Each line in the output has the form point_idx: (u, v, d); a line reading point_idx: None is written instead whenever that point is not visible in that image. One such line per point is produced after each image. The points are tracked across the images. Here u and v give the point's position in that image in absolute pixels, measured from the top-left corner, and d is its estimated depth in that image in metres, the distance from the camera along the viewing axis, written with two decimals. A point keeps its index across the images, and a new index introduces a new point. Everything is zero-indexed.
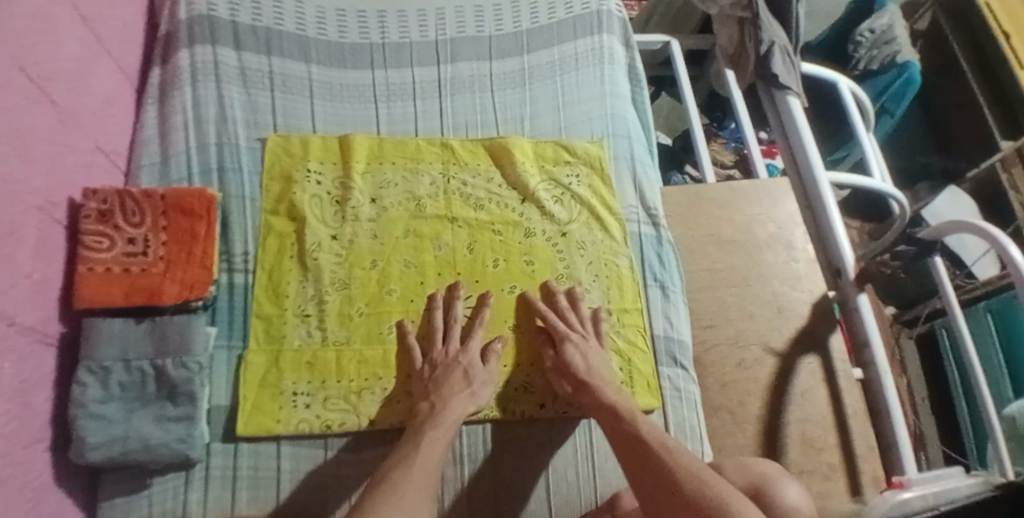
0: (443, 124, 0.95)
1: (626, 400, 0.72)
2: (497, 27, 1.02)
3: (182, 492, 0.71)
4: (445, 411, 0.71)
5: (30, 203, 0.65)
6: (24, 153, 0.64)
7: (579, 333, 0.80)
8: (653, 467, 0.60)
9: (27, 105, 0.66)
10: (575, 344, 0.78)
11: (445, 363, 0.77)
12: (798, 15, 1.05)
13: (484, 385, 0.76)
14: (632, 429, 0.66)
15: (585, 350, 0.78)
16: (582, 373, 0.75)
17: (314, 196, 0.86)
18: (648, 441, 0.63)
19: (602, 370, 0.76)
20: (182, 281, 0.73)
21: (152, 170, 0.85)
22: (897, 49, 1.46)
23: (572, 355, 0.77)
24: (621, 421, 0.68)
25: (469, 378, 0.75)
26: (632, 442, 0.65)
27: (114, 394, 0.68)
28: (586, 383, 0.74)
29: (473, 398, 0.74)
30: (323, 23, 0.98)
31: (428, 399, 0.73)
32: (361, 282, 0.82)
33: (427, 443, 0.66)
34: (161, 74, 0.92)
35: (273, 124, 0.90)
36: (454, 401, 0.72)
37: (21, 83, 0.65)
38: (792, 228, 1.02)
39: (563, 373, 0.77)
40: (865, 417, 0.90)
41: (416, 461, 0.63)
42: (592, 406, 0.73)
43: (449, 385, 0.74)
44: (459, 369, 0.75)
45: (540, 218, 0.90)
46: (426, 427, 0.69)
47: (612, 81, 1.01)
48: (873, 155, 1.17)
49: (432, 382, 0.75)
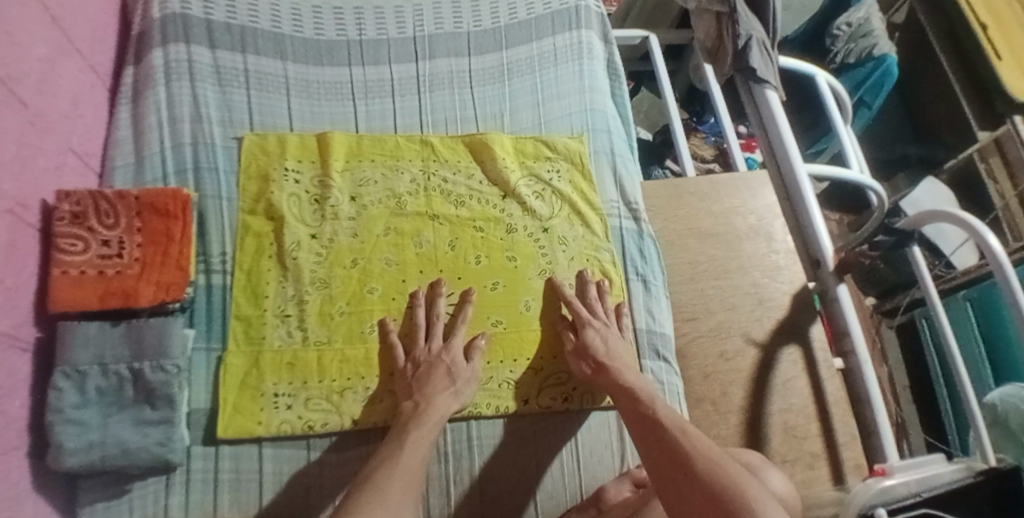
0: (422, 121, 0.95)
1: (644, 383, 0.74)
2: (476, 23, 1.01)
3: (163, 496, 0.70)
4: (429, 409, 0.71)
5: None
6: None
7: (601, 320, 0.81)
8: (667, 448, 0.62)
9: None
10: (597, 329, 0.79)
11: (428, 360, 0.76)
12: (775, 8, 1.06)
13: (467, 383, 0.76)
14: (648, 410, 0.68)
15: (607, 334, 0.79)
16: (602, 355, 0.77)
17: (292, 195, 0.85)
18: (663, 423, 0.65)
19: (621, 353, 0.78)
20: (158, 282, 0.72)
21: (126, 171, 0.84)
22: (874, 42, 1.48)
23: (592, 338, 0.78)
24: (638, 401, 0.70)
25: (453, 376, 0.75)
26: (648, 423, 0.67)
27: (91, 399, 0.67)
28: (606, 364, 0.75)
29: (456, 396, 0.74)
30: (299, 20, 0.97)
31: (411, 399, 0.73)
32: (341, 280, 0.81)
33: (411, 443, 0.66)
34: (134, 73, 0.90)
35: (250, 123, 0.89)
36: (438, 399, 0.72)
37: None
38: (771, 220, 1.04)
39: (583, 355, 0.78)
40: (846, 406, 0.91)
41: (399, 461, 0.63)
42: (609, 386, 0.74)
43: (432, 384, 0.74)
44: (442, 367, 0.75)
45: (522, 213, 0.89)
46: (409, 426, 0.69)
47: (592, 76, 1.01)
48: (851, 147, 1.19)
49: (415, 381, 0.75)
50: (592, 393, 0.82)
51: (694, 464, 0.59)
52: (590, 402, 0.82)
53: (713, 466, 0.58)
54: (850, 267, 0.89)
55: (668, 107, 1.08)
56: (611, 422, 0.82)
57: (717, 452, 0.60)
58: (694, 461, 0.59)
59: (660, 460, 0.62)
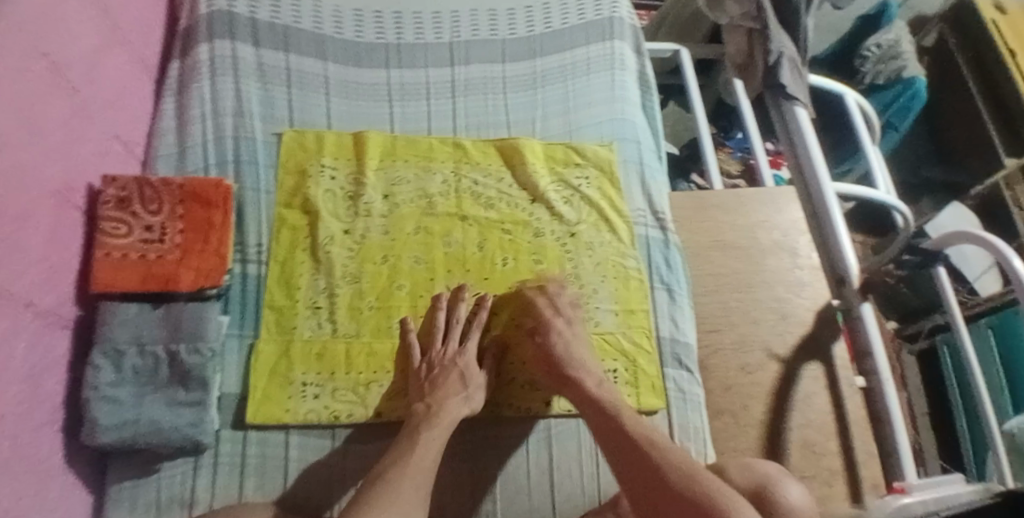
0: (456, 124, 0.97)
1: (611, 391, 0.71)
2: (511, 31, 1.04)
3: (191, 477, 0.72)
4: (442, 412, 0.70)
5: (45, 187, 0.67)
6: (40, 136, 0.66)
7: (563, 320, 0.78)
8: (640, 466, 0.60)
9: (46, 91, 0.68)
10: (559, 332, 0.77)
11: (442, 363, 0.76)
12: (805, 27, 1.06)
13: (478, 390, 0.76)
14: (616, 422, 0.66)
15: (568, 337, 0.77)
16: (564, 363, 0.74)
17: (327, 191, 0.87)
18: (636, 440, 0.63)
19: (583, 358, 0.75)
20: (197, 268, 0.74)
21: (168, 160, 0.86)
22: (904, 64, 1.49)
23: (554, 343, 0.76)
24: (605, 414, 0.68)
25: (465, 381, 0.75)
26: (615, 433, 0.65)
27: (127, 377, 0.70)
28: (569, 373, 0.73)
29: (467, 401, 0.74)
30: (340, 22, 1.00)
31: (423, 401, 0.73)
32: (371, 276, 0.83)
33: (423, 445, 0.66)
34: (180, 67, 0.94)
35: (290, 120, 0.92)
36: (451, 403, 0.72)
37: (41, 69, 0.67)
38: (795, 236, 1.04)
39: (547, 363, 0.76)
40: (866, 425, 0.91)
41: (412, 459, 0.63)
42: (575, 399, 0.72)
43: (444, 387, 0.73)
44: (456, 371, 0.75)
45: (550, 219, 0.91)
46: (421, 427, 0.69)
47: (623, 86, 1.02)
48: (878, 168, 1.19)
49: (428, 383, 0.74)
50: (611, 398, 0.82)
51: (671, 481, 0.58)
52: None
53: (691, 482, 0.58)
54: (875, 286, 0.90)
55: (697, 120, 1.08)
56: None
57: (691, 463, 0.60)
58: (669, 473, 0.59)
59: (634, 479, 0.61)
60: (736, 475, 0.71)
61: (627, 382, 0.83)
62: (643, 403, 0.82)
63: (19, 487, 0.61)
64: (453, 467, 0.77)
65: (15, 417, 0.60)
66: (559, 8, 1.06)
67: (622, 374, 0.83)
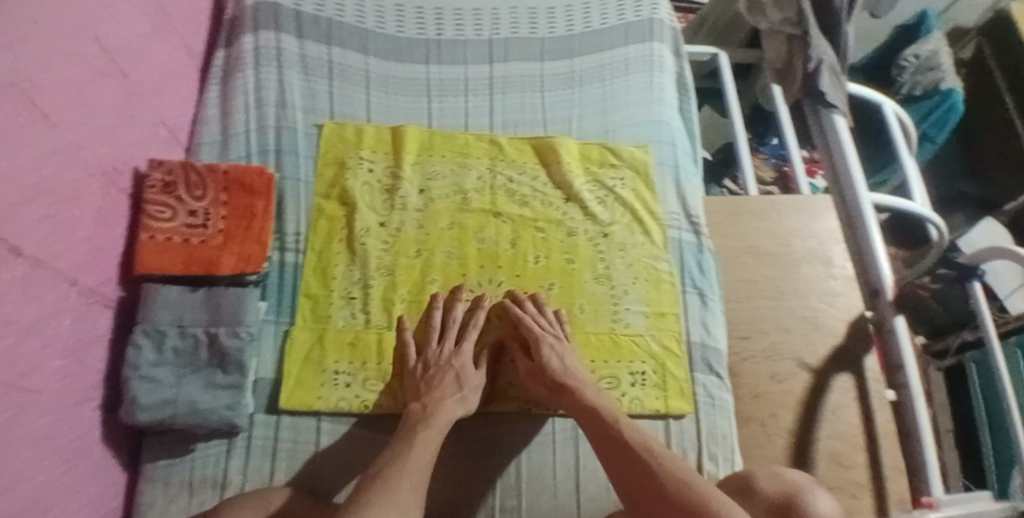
0: (492, 121, 0.98)
1: (604, 398, 0.74)
2: (550, 30, 1.04)
3: (224, 458, 0.74)
4: (437, 413, 0.71)
5: (93, 169, 0.69)
6: (90, 119, 0.68)
7: (552, 334, 0.79)
8: (636, 473, 0.64)
9: (98, 75, 0.69)
10: (551, 345, 0.78)
11: (438, 364, 0.77)
12: (847, 35, 1.05)
13: (474, 391, 0.76)
14: (612, 429, 0.69)
15: (560, 351, 0.78)
16: (559, 374, 0.75)
17: (365, 183, 0.88)
18: (630, 445, 0.66)
19: (579, 371, 0.77)
20: (238, 254, 0.76)
21: (212, 147, 0.88)
22: (942, 76, 1.46)
23: (549, 357, 0.77)
24: (601, 421, 0.70)
25: (460, 382, 0.76)
26: (612, 441, 0.68)
27: (166, 358, 0.71)
28: (565, 385, 0.75)
29: (462, 402, 0.74)
30: (382, 16, 1.01)
31: (419, 401, 0.73)
32: (405, 269, 0.84)
33: (419, 444, 0.67)
34: (225, 56, 0.96)
35: (330, 112, 0.93)
36: (446, 404, 0.73)
37: (93, 53, 0.69)
38: (830, 245, 1.03)
39: (540, 378, 0.77)
40: (896, 440, 0.89)
41: (409, 461, 0.64)
42: (570, 408, 0.74)
43: (440, 389, 0.74)
44: (451, 373, 0.76)
45: (583, 218, 0.91)
46: (418, 427, 0.69)
47: (661, 88, 1.02)
48: (915, 179, 1.16)
49: (424, 384, 0.75)
50: (641, 400, 0.82)
51: (665, 483, 0.62)
52: (638, 409, 0.81)
53: (684, 486, 0.60)
54: (908, 299, 0.88)
55: (733, 126, 1.08)
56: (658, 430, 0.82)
57: (685, 469, 0.63)
58: (663, 479, 0.62)
59: (629, 482, 0.64)
60: (768, 485, 0.70)
61: (656, 386, 0.83)
62: (672, 407, 0.82)
63: (56, 460, 0.62)
64: (483, 463, 0.78)
65: (56, 393, 0.62)
66: (599, 8, 1.06)
67: (651, 376, 0.83)
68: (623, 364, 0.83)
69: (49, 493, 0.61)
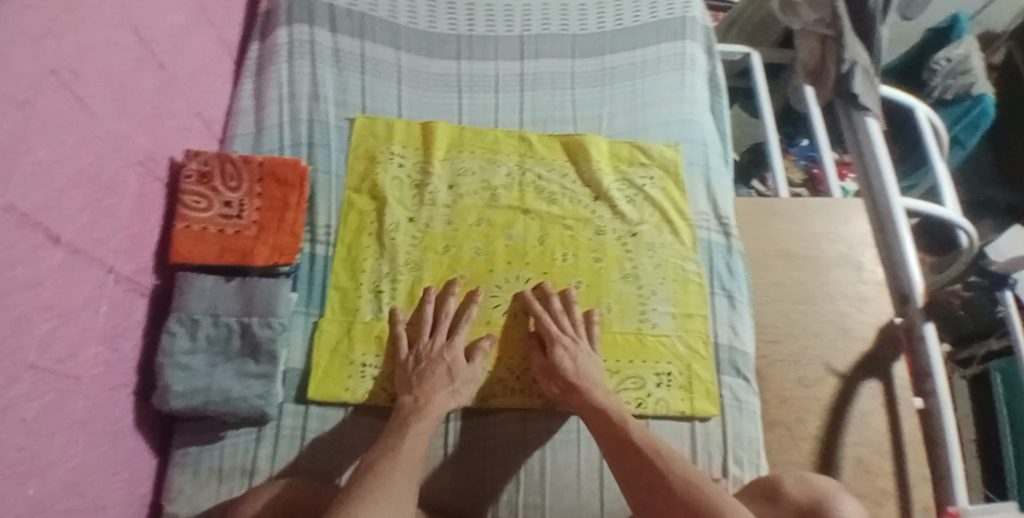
0: (522, 118, 0.98)
1: (614, 400, 0.74)
2: (582, 27, 1.04)
3: (253, 447, 0.75)
4: (429, 405, 0.71)
5: (131, 158, 0.69)
6: (129, 109, 0.69)
7: (570, 336, 0.79)
8: (644, 473, 0.64)
9: (136, 65, 0.70)
10: (565, 347, 0.78)
11: (429, 357, 0.76)
12: (882, 37, 1.03)
13: (467, 384, 0.76)
14: (620, 430, 0.69)
15: (575, 352, 0.78)
16: (571, 375, 0.75)
17: (395, 178, 0.89)
18: (638, 446, 0.66)
19: (592, 372, 0.77)
20: (272, 245, 0.77)
21: (246, 139, 0.90)
22: (974, 80, 1.42)
23: (562, 358, 0.77)
24: (610, 422, 0.71)
25: (452, 375, 0.75)
26: (622, 443, 0.68)
27: (200, 346, 0.72)
28: (574, 385, 0.75)
29: (453, 395, 0.74)
30: (414, 12, 1.01)
31: (411, 394, 0.73)
32: (432, 264, 0.84)
33: (411, 437, 0.67)
34: (259, 49, 0.97)
35: (361, 106, 0.94)
36: (437, 397, 0.72)
37: (132, 43, 0.69)
38: (861, 250, 1.01)
39: (552, 376, 0.77)
40: (923, 448, 0.87)
41: (401, 452, 0.64)
42: (580, 409, 0.74)
43: (431, 381, 0.74)
44: (443, 366, 0.75)
45: (611, 217, 0.90)
46: (410, 420, 0.69)
47: (692, 87, 1.01)
48: (946, 184, 1.13)
49: (416, 376, 0.75)
50: (667, 401, 0.81)
51: (671, 483, 0.61)
52: (663, 410, 0.81)
53: (691, 486, 0.60)
54: (940, 307, 0.86)
55: (764, 126, 1.08)
56: (685, 431, 0.81)
57: (690, 468, 0.63)
58: (669, 479, 0.62)
59: (636, 480, 0.64)
60: (796, 490, 0.68)
61: (682, 387, 0.82)
62: (697, 409, 0.81)
63: (91, 445, 0.63)
64: (507, 459, 0.77)
65: (92, 378, 0.63)
66: (631, 5, 1.06)
67: (677, 378, 0.82)
68: (648, 365, 0.83)
69: (84, 475, 0.62)
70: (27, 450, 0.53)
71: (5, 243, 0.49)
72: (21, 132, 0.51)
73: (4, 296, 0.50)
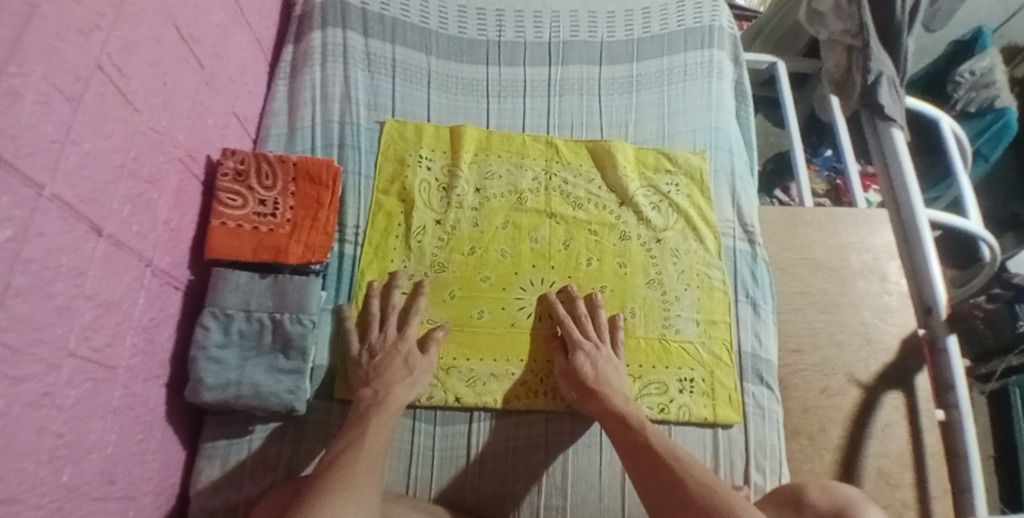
0: (549, 122, 0.99)
1: (632, 407, 0.75)
2: (609, 34, 1.05)
3: (282, 441, 0.76)
4: (389, 397, 0.72)
5: (171, 155, 0.71)
6: (170, 106, 0.70)
7: (593, 341, 0.80)
8: (663, 477, 0.65)
9: (178, 63, 0.72)
10: (586, 353, 0.79)
11: (384, 350, 0.77)
12: (908, 50, 1.02)
13: (424, 374, 0.77)
14: (639, 437, 0.70)
15: (597, 359, 0.78)
16: (591, 380, 0.76)
17: (423, 181, 0.91)
18: (657, 451, 0.67)
19: (611, 379, 0.77)
20: (305, 243, 0.78)
21: (279, 139, 0.92)
22: (998, 93, 1.41)
23: (582, 363, 0.78)
24: (629, 429, 0.71)
25: (409, 366, 0.76)
26: (641, 450, 0.68)
27: (233, 340, 0.74)
28: (595, 390, 0.75)
29: (411, 386, 0.75)
30: (445, 18, 1.04)
31: (369, 387, 0.73)
32: (458, 265, 0.86)
33: (373, 428, 0.68)
34: (293, 51, 1.00)
35: (392, 109, 0.96)
36: (396, 388, 0.73)
37: (174, 41, 0.71)
38: (887, 261, 1.01)
39: (571, 379, 0.78)
40: (944, 461, 0.87)
41: (365, 443, 0.66)
42: (598, 413, 0.74)
43: (389, 373, 0.75)
44: (399, 357, 0.76)
45: (637, 222, 0.91)
46: (369, 412, 0.70)
47: (719, 94, 1.01)
48: (969, 195, 1.11)
49: (372, 370, 0.75)
50: (689, 407, 0.81)
51: (689, 489, 0.62)
52: (686, 416, 0.81)
53: (708, 491, 0.61)
54: (963, 319, 0.85)
55: (789, 135, 1.08)
56: (707, 438, 0.81)
57: (708, 475, 0.64)
58: (687, 484, 0.62)
59: (651, 483, 0.65)
60: (819, 497, 0.68)
61: (704, 394, 0.82)
62: (720, 416, 0.81)
63: (126, 435, 0.65)
64: (528, 460, 0.78)
65: (129, 368, 0.65)
66: (659, 13, 1.07)
67: (699, 384, 0.83)
68: (671, 370, 0.83)
69: (118, 463, 0.64)
70: (65, 436, 0.55)
71: (50, 232, 0.51)
72: (68, 125, 0.53)
73: (47, 285, 0.52)
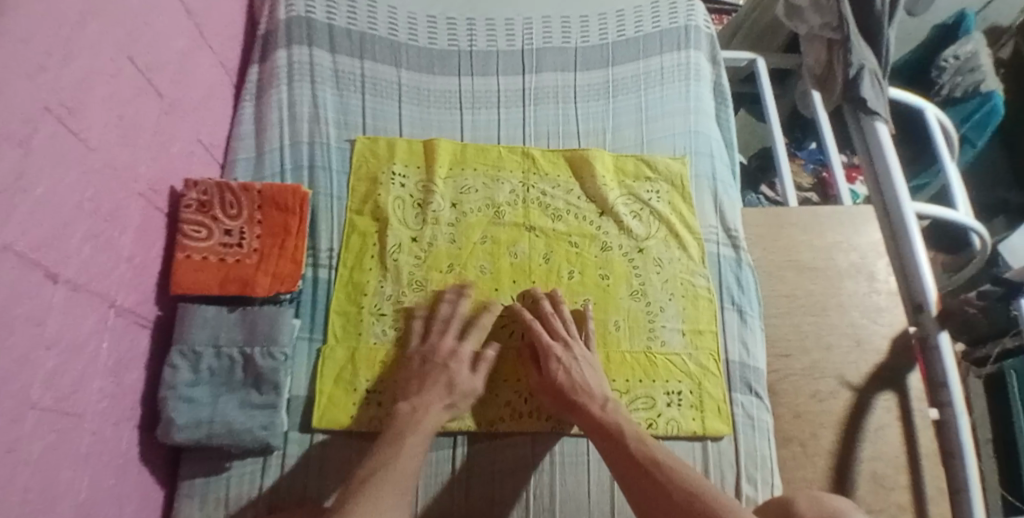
0: (525, 133, 0.97)
1: (614, 412, 0.72)
2: (583, 39, 1.03)
3: (258, 476, 0.73)
4: (423, 418, 0.71)
5: (132, 190, 0.68)
6: (129, 140, 0.67)
7: (561, 343, 0.77)
8: (651, 490, 0.64)
9: (136, 93, 0.69)
10: (559, 361, 0.76)
11: (435, 362, 0.76)
12: (889, 40, 1.00)
13: (466, 396, 0.75)
14: (620, 443, 0.69)
15: (573, 365, 0.76)
16: (568, 390, 0.74)
17: (397, 198, 0.88)
18: (639, 460, 0.66)
19: (589, 383, 0.75)
20: (273, 273, 0.76)
21: (247, 164, 0.89)
22: (982, 78, 1.37)
23: (556, 371, 0.75)
24: (612, 437, 0.69)
25: (451, 386, 0.74)
26: (629, 460, 0.67)
27: (203, 377, 0.72)
28: (574, 402, 0.73)
29: (448, 408, 0.73)
30: (414, 29, 1.01)
31: (407, 403, 0.72)
32: (437, 283, 0.83)
33: (405, 450, 0.66)
34: (258, 71, 0.97)
35: (362, 125, 0.94)
36: (432, 413, 0.72)
37: (131, 72, 0.68)
38: (874, 258, 0.99)
39: (547, 390, 0.76)
40: (939, 461, 0.86)
41: (397, 464, 0.65)
42: (580, 421, 0.73)
43: (428, 393, 0.73)
44: (444, 376, 0.75)
45: (617, 232, 0.89)
46: (403, 434, 0.68)
47: (697, 97, 0.99)
48: (956, 183, 1.09)
49: (415, 384, 0.75)
50: (678, 421, 0.79)
51: (675, 496, 0.62)
52: (674, 430, 0.79)
53: (694, 499, 0.61)
54: (952, 316, 0.83)
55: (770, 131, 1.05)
56: (697, 451, 0.79)
57: (698, 480, 0.64)
58: (671, 492, 0.63)
59: (633, 489, 0.65)
60: (809, 509, 0.66)
61: (693, 406, 0.80)
62: (708, 427, 0.80)
63: (96, 483, 0.62)
64: (514, 485, 0.76)
65: (97, 413, 0.62)
66: (634, 14, 1.05)
67: (687, 397, 0.81)
68: (658, 384, 0.81)
69: (91, 511, 0.61)
70: (34, 491, 0.52)
71: (4, 283, 0.49)
72: (18, 170, 0.50)
73: (4, 338, 0.49)
